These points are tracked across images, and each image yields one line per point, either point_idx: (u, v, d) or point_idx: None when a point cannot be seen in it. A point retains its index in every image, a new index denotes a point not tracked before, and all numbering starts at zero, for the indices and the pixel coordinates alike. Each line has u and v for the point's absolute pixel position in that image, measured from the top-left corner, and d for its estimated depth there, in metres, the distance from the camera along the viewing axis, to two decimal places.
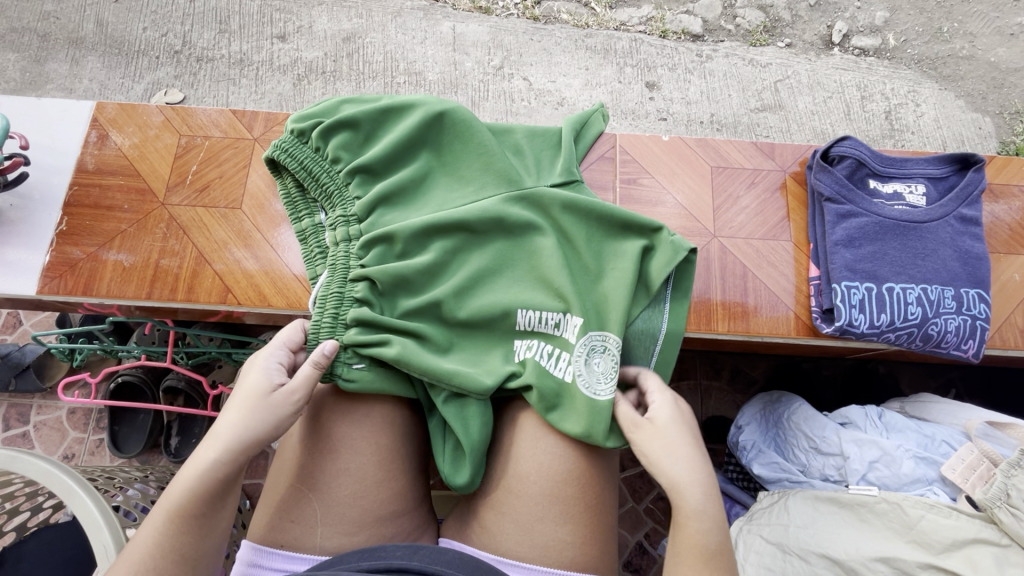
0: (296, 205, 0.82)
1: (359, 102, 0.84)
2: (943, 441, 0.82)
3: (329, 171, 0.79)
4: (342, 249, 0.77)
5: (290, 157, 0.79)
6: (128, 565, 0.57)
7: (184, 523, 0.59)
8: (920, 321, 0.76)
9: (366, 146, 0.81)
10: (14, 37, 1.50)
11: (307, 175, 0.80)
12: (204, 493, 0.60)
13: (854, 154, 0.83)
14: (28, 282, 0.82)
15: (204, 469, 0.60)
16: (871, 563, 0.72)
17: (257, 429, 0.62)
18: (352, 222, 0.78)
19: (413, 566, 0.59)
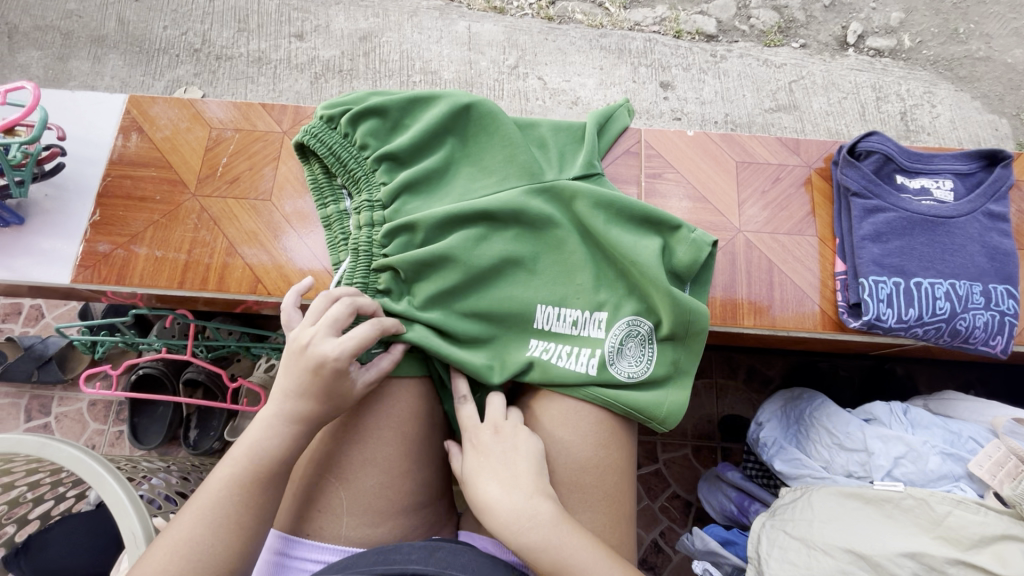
0: (321, 191, 0.83)
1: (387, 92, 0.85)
2: (970, 438, 0.82)
3: (356, 157, 0.81)
4: (365, 233, 0.77)
5: (319, 142, 0.80)
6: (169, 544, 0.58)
7: (258, 487, 0.61)
8: (949, 316, 0.76)
9: (393, 135, 0.82)
10: (38, 35, 1.53)
11: (334, 159, 0.80)
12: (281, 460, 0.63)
13: (881, 150, 0.83)
14: (61, 271, 0.83)
15: (249, 447, 0.62)
16: (898, 558, 0.71)
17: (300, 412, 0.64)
18: (376, 208, 0.79)
19: (428, 570, 0.59)
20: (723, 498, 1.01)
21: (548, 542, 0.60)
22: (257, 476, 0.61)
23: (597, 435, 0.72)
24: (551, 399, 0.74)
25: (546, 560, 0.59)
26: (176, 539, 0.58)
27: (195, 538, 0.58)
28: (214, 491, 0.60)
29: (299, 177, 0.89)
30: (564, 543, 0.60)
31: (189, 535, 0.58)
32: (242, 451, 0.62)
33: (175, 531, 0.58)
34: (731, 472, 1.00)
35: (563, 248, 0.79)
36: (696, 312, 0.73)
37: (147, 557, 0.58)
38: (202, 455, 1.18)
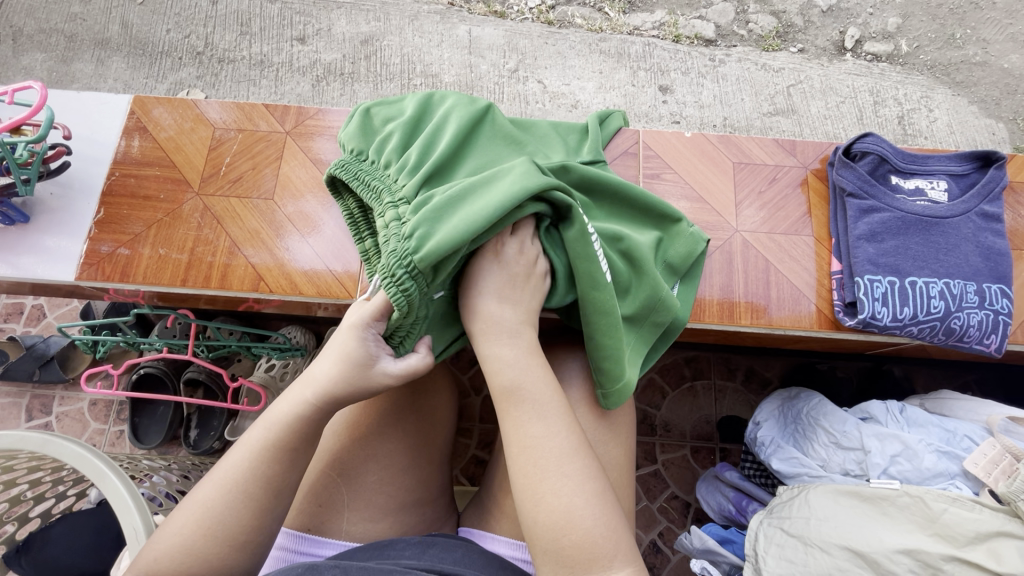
0: (360, 230, 0.70)
1: (387, 106, 0.76)
2: (965, 436, 0.83)
3: (382, 176, 0.67)
4: (396, 227, 0.60)
5: (347, 172, 0.68)
6: (185, 512, 0.59)
7: (267, 459, 0.60)
8: (943, 315, 0.77)
9: (401, 129, 0.71)
10: (43, 37, 1.54)
11: (361, 186, 0.66)
12: (297, 433, 0.61)
13: (876, 150, 0.84)
14: (65, 268, 0.84)
15: (274, 419, 0.61)
16: (895, 555, 0.72)
17: (301, 411, 0.61)
18: (402, 204, 0.63)
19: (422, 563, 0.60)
20: (721, 498, 1.01)
21: (522, 369, 0.63)
22: (267, 447, 0.60)
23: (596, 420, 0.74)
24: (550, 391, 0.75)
25: (503, 381, 0.63)
26: (195, 504, 0.59)
27: (212, 507, 0.58)
28: (231, 460, 0.60)
29: (302, 176, 0.90)
30: (541, 389, 0.62)
31: (204, 501, 0.59)
32: (268, 422, 0.61)
33: (195, 493, 0.59)
34: (730, 472, 1.01)
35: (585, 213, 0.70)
36: (667, 308, 0.75)
37: (168, 522, 0.59)
38: (202, 455, 1.18)
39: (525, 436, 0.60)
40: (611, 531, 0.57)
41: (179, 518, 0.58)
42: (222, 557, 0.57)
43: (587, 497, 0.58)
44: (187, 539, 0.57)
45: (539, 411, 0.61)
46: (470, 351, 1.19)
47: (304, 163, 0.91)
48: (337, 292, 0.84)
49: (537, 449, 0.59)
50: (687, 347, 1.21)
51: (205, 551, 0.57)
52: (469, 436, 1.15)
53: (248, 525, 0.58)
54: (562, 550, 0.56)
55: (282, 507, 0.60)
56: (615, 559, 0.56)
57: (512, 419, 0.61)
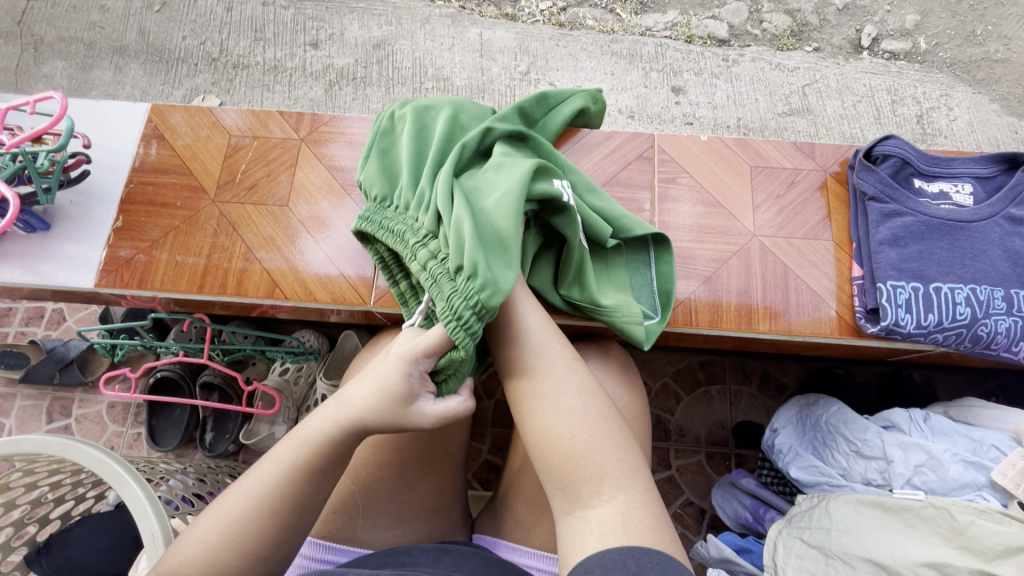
0: (394, 274, 0.69)
1: (387, 137, 0.76)
2: (992, 446, 0.80)
3: (407, 219, 0.67)
4: (436, 266, 0.61)
5: (374, 223, 0.68)
6: (214, 518, 0.59)
7: (303, 479, 0.59)
8: (969, 322, 0.75)
9: (411, 164, 0.71)
10: (62, 46, 1.57)
11: (388, 233, 0.67)
12: (330, 455, 0.60)
13: (898, 153, 0.82)
14: (85, 275, 0.85)
15: (310, 439, 0.60)
16: (919, 568, 0.70)
17: (333, 436, 0.60)
18: (431, 239, 0.63)
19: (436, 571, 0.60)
20: (737, 506, 0.99)
21: (528, 316, 0.64)
22: (304, 469, 0.59)
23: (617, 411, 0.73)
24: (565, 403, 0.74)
25: (501, 312, 0.64)
26: (221, 512, 0.59)
27: (234, 518, 0.58)
28: (263, 474, 0.59)
29: (316, 181, 0.90)
30: (546, 331, 0.64)
31: (233, 511, 0.59)
32: (302, 440, 0.60)
33: (224, 503, 0.59)
34: (747, 479, 0.99)
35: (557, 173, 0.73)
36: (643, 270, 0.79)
37: (194, 524, 0.59)
38: (218, 458, 1.19)
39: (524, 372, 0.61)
40: (599, 451, 0.56)
41: (207, 524, 0.59)
42: (239, 570, 0.58)
43: (576, 419, 0.57)
44: (213, 548, 0.57)
45: (538, 347, 0.62)
46: None
47: (319, 169, 0.91)
48: (351, 298, 0.84)
49: (529, 370, 0.61)
50: (701, 352, 1.20)
51: (221, 563, 0.57)
52: (482, 440, 1.14)
53: (268, 543, 0.58)
54: (553, 466, 0.57)
55: (303, 526, 0.60)
56: (605, 483, 0.55)
57: (512, 354, 0.63)
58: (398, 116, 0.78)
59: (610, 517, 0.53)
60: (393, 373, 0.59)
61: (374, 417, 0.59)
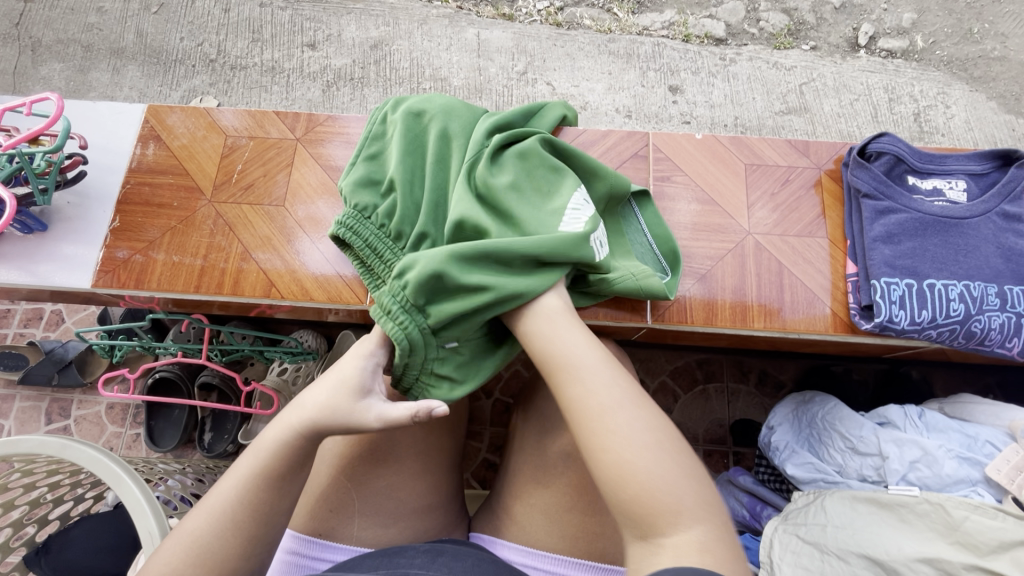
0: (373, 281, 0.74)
1: (380, 142, 0.78)
2: (986, 442, 0.81)
3: (394, 244, 0.73)
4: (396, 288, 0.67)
5: (356, 236, 0.72)
6: (176, 544, 0.57)
7: (265, 486, 0.59)
8: (963, 318, 0.75)
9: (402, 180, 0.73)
10: (60, 48, 1.57)
11: (371, 251, 0.73)
12: (290, 460, 0.60)
13: (892, 150, 0.83)
14: (82, 276, 0.85)
15: (269, 447, 0.60)
16: (913, 563, 0.71)
17: (291, 441, 0.60)
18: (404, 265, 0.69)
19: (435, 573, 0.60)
20: (734, 503, 0.99)
21: (582, 350, 0.61)
22: (267, 477, 0.59)
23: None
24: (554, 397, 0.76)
25: (554, 354, 0.62)
26: (183, 534, 0.58)
27: (202, 538, 0.57)
28: (224, 490, 0.59)
29: (313, 181, 0.91)
30: (605, 365, 0.60)
31: (197, 531, 0.58)
32: (261, 451, 0.60)
33: (185, 524, 0.58)
34: (743, 477, 0.99)
35: (567, 188, 0.75)
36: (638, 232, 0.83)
37: (156, 550, 0.58)
38: (217, 458, 1.19)
39: (584, 402, 0.58)
40: (675, 485, 0.53)
41: (168, 550, 0.57)
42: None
43: (650, 454, 0.54)
44: (179, 569, 0.56)
45: (593, 377, 0.59)
46: None
47: (315, 168, 0.92)
48: (347, 297, 0.85)
49: (590, 405, 0.57)
50: (699, 350, 1.20)
51: None
52: (480, 439, 1.15)
53: (238, 555, 0.58)
54: (625, 504, 0.53)
55: (274, 532, 0.60)
56: (683, 515, 0.52)
57: (567, 396, 0.59)
58: (391, 119, 0.79)
59: (689, 546, 0.51)
60: (347, 368, 0.63)
61: (329, 419, 0.60)
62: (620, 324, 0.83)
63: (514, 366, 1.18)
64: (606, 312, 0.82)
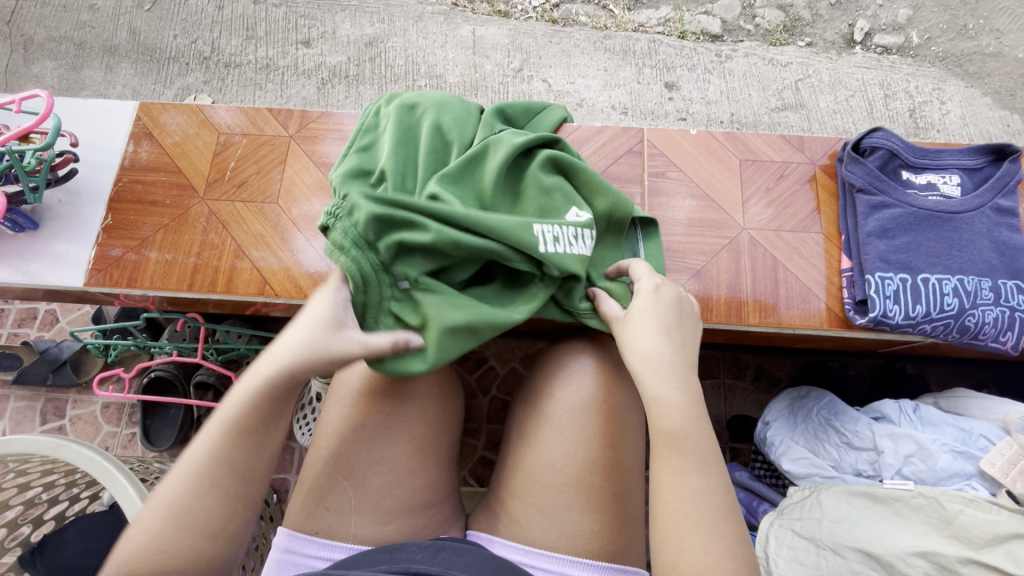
0: None
1: (372, 133, 0.77)
2: (981, 436, 0.81)
3: None
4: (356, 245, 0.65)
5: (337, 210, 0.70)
6: (155, 512, 0.55)
7: (241, 441, 0.57)
8: (957, 313, 0.75)
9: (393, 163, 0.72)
10: (53, 46, 1.56)
11: None
12: (264, 411, 0.58)
13: (886, 145, 0.83)
14: (74, 274, 0.85)
15: (241, 400, 0.57)
16: (909, 557, 0.71)
17: (268, 390, 0.58)
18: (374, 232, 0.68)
19: (432, 569, 0.60)
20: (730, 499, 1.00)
21: (694, 429, 0.58)
22: (241, 430, 0.57)
23: (603, 412, 0.73)
24: (549, 393, 0.76)
25: (672, 424, 0.58)
26: (160, 501, 0.55)
27: (180, 500, 0.55)
28: (199, 449, 0.56)
29: (307, 178, 0.90)
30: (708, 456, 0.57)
31: (175, 495, 0.55)
32: (232, 406, 0.57)
33: (162, 490, 0.55)
34: (740, 472, 0.99)
35: (561, 201, 0.74)
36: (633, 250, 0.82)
37: (135, 520, 0.55)
38: None
39: (673, 479, 0.56)
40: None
41: (146, 520, 0.55)
42: (191, 548, 0.54)
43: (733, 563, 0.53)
44: (160, 535, 0.54)
45: (700, 466, 0.56)
46: (477, 351, 1.19)
47: (308, 165, 0.91)
48: None
49: (692, 505, 0.55)
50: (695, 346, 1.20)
51: (176, 545, 0.54)
52: (477, 437, 1.15)
53: (221, 514, 0.55)
54: None
55: (254, 489, 0.58)
56: None
57: (672, 482, 0.56)
58: (385, 112, 0.78)
59: None
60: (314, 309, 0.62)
61: (300, 363, 0.58)
62: None
63: (510, 363, 1.18)
64: None
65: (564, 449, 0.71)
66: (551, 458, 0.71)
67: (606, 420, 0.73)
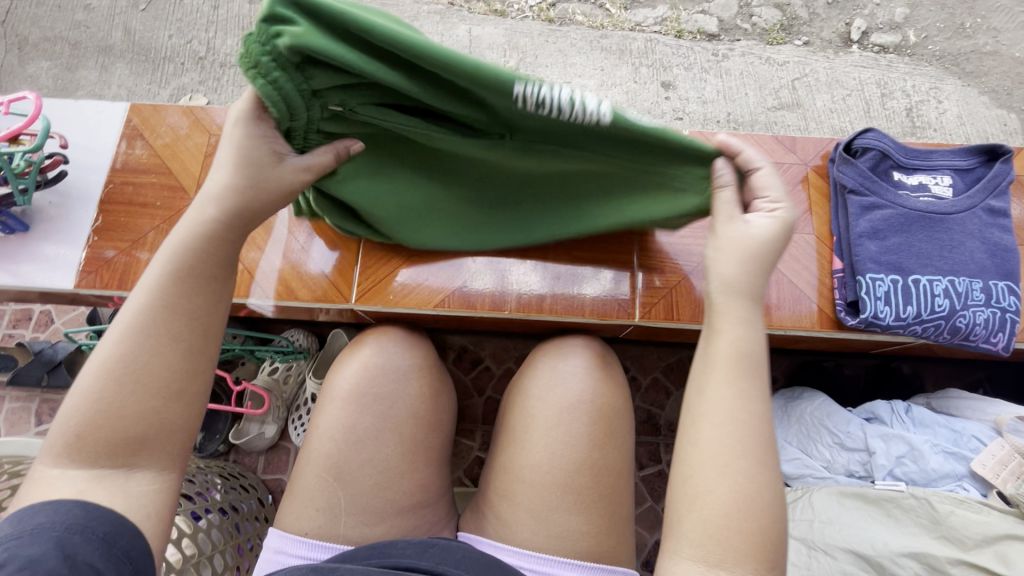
0: None
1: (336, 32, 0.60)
2: (973, 436, 0.81)
3: None
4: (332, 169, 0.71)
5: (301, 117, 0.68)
6: (96, 372, 0.52)
7: (185, 286, 0.55)
8: (947, 314, 0.76)
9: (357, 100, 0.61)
10: (48, 46, 1.56)
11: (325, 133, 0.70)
12: (208, 257, 0.57)
13: (877, 146, 0.82)
14: (64, 277, 0.85)
15: (181, 250, 0.56)
16: (900, 558, 0.72)
17: (210, 233, 0.57)
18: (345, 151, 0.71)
19: (422, 565, 0.61)
20: None
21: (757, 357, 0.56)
22: (184, 274, 0.55)
23: (593, 413, 0.74)
24: (536, 394, 0.76)
25: (739, 347, 0.55)
26: (101, 360, 0.52)
27: (124, 351, 0.52)
28: (138, 302, 0.54)
29: None
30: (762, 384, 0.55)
31: (117, 352, 0.52)
32: (170, 259, 0.56)
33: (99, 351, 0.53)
34: None
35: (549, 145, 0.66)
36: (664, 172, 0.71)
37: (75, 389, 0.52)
38: (208, 458, 1.18)
39: (730, 402, 0.53)
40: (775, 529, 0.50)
41: (88, 382, 0.52)
42: (146, 404, 0.52)
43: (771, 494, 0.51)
44: (104, 390, 0.51)
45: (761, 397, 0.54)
46: (472, 351, 1.19)
47: None
48: (333, 297, 0.84)
49: (743, 427, 0.52)
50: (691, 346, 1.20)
51: (126, 400, 0.51)
52: (472, 437, 1.15)
53: (171, 361, 0.53)
54: (715, 531, 0.50)
55: (206, 339, 0.56)
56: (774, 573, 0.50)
57: (731, 396, 0.53)
58: None
59: None
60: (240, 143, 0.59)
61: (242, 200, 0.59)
62: (607, 322, 0.84)
63: (506, 363, 1.18)
64: (592, 311, 0.84)
65: (552, 450, 0.72)
66: (538, 458, 0.71)
67: (591, 422, 0.73)
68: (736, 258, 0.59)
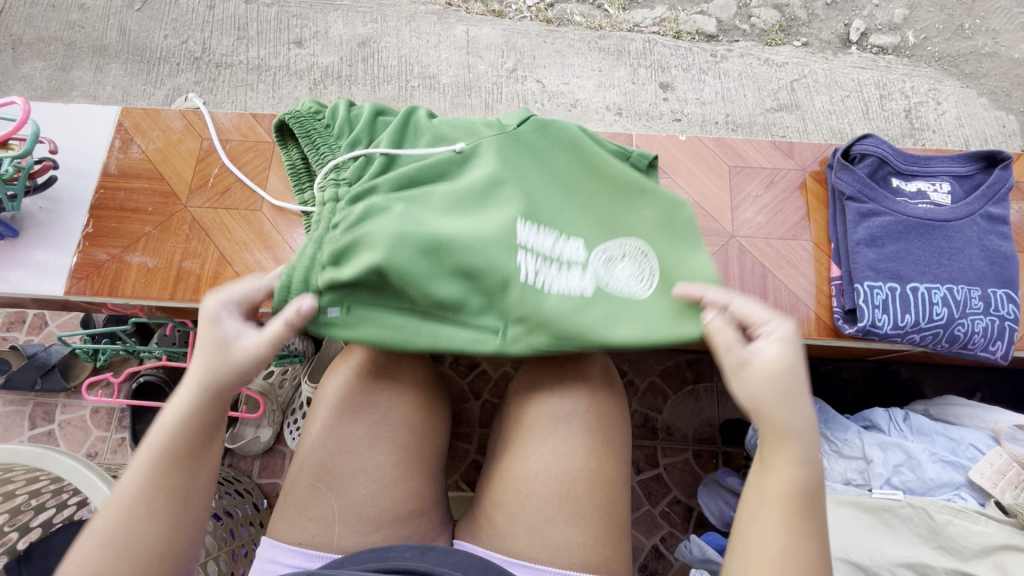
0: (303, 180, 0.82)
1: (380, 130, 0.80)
2: (971, 445, 0.80)
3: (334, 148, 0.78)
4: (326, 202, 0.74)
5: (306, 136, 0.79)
6: (105, 518, 0.51)
7: (191, 434, 0.55)
8: (946, 322, 0.75)
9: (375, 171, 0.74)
10: (42, 46, 1.54)
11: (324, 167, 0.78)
12: (213, 403, 0.57)
13: (876, 152, 0.82)
14: (55, 283, 0.84)
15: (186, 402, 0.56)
16: (895, 568, 0.72)
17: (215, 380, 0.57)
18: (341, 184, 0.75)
19: (420, 567, 0.61)
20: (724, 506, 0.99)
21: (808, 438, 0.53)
22: (189, 426, 0.55)
23: (588, 421, 0.73)
24: (532, 403, 0.76)
25: (788, 423, 0.53)
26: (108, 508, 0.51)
27: (133, 500, 0.52)
28: (143, 453, 0.53)
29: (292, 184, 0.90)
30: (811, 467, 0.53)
31: (124, 497, 0.52)
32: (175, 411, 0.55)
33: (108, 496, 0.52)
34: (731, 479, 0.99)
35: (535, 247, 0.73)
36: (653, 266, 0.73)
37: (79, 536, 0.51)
38: None
39: (774, 479, 0.52)
40: None
41: (97, 527, 0.51)
42: (154, 539, 0.51)
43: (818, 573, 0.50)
44: (115, 536, 0.50)
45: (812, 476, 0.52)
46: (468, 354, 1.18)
47: None
48: None
49: (789, 509, 0.51)
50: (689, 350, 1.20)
51: (136, 543, 0.51)
52: (468, 441, 1.14)
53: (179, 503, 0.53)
54: None
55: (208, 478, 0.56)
56: None
57: (778, 476, 0.52)
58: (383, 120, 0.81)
59: None
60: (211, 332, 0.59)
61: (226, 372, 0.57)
62: None
63: (502, 367, 1.18)
64: None
65: (547, 461, 0.71)
66: (535, 471, 0.71)
67: (586, 434, 0.72)
68: (764, 395, 0.55)
